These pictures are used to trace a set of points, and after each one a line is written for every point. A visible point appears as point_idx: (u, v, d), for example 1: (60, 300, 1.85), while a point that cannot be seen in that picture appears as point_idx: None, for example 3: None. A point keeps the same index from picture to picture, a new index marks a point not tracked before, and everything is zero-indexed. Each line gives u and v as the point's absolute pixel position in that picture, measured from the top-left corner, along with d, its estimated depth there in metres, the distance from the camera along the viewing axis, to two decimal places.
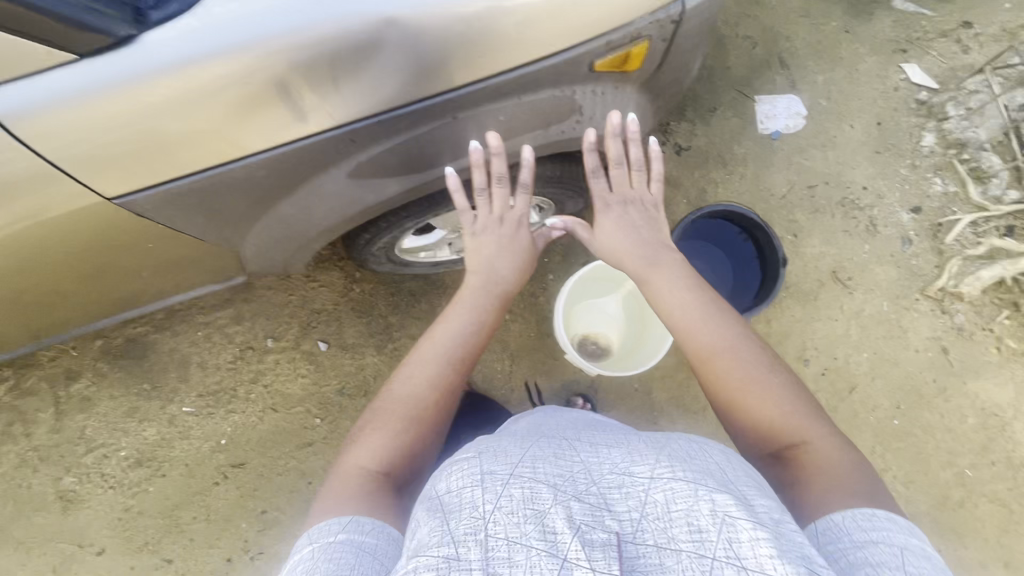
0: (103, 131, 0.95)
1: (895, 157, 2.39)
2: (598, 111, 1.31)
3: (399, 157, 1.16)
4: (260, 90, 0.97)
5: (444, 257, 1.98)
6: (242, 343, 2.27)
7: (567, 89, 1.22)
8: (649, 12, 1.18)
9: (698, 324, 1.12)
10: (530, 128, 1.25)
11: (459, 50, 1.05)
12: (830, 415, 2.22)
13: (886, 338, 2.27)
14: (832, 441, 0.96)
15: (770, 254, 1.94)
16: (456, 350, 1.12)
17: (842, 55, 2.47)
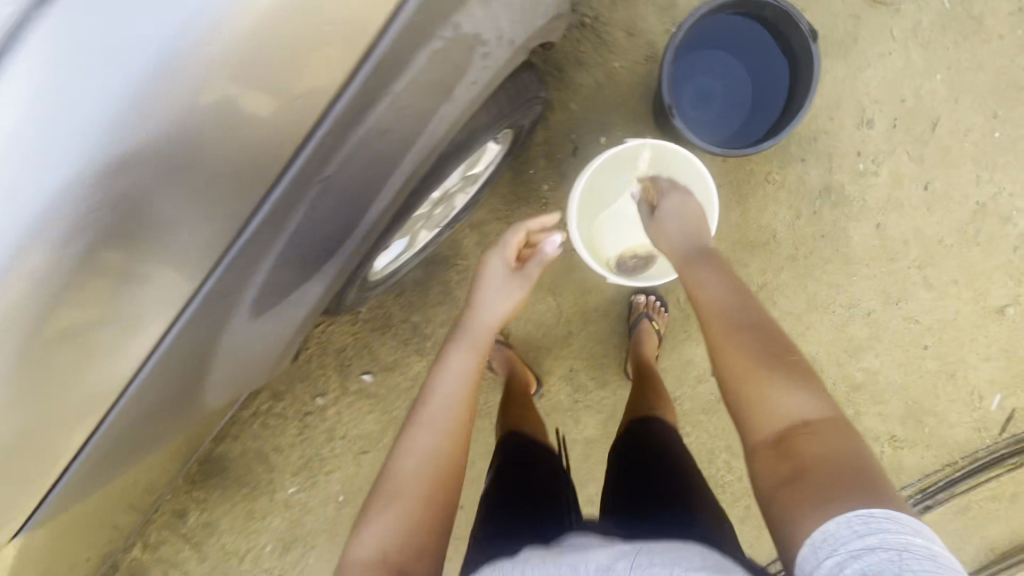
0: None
1: None
2: (497, 23, 0.97)
3: (303, 242, 0.97)
4: (61, 329, 0.76)
5: (423, 239, 1.69)
6: (298, 414, 2.17)
7: (444, 31, 0.87)
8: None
9: (719, 312, 1.10)
10: (428, 101, 0.93)
11: (273, 78, 0.72)
12: (919, 167, 1.87)
13: (958, 43, 1.80)
14: (839, 433, 0.90)
15: (795, 36, 1.52)
16: (451, 411, 1.14)
17: None
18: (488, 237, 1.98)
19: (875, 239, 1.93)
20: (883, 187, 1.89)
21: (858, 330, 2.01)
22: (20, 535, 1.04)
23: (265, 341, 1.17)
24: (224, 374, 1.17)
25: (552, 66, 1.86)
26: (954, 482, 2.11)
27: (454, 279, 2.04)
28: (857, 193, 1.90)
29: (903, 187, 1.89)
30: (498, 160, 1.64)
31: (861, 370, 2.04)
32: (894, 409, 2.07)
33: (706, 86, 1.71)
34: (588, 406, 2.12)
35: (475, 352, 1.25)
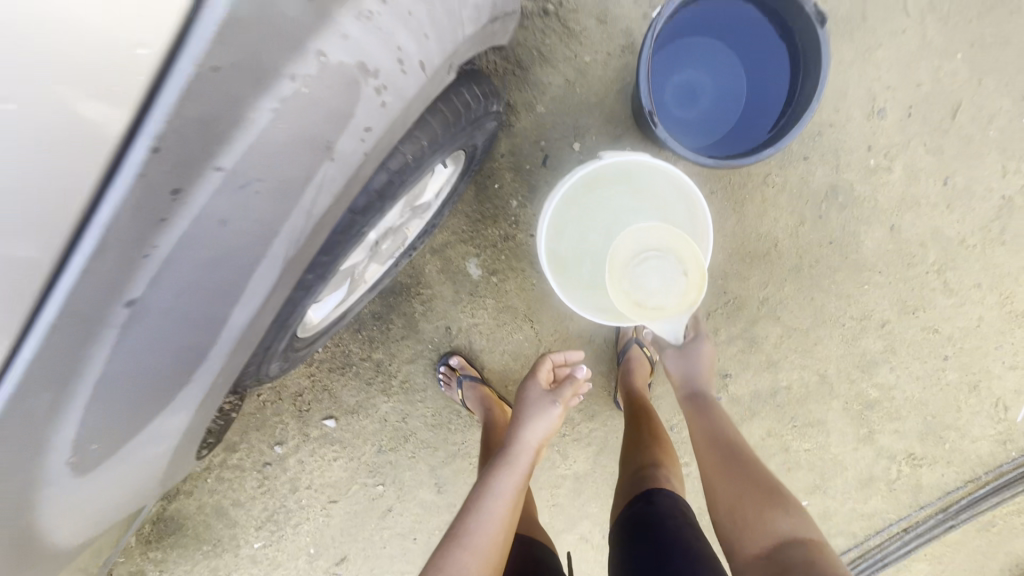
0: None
1: None
2: (387, 33, 0.73)
3: (167, 329, 0.77)
4: None
5: (368, 284, 1.45)
6: (257, 464, 1.97)
7: (298, 54, 0.65)
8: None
9: (725, 440, 1.30)
10: (291, 145, 0.70)
11: (30, 121, 0.56)
12: (938, 160, 1.65)
13: (982, 15, 1.55)
14: (821, 553, 1.06)
15: (802, 38, 1.30)
16: (495, 536, 1.16)
17: None
18: (453, 263, 1.76)
19: (888, 244, 1.71)
20: (896, 186, 1.67)
21: (871, 343, 1.80)
22: None
23: (167, 432, 0.98)
24: (94, 486, 0.94)
25: (514, 65, 1.61)
26: (976, 501, 1.90)
27: (418, 311, 1.81)
28: (868, 193, 1.67)
29: (918, 184, 1.67)
30: (452, 181, 1.40)
31: (875, 386, 1.84)
32: (912, 426, 1.87)
33: (692, 80, 1.46)
34: (577, 440, 1.93)
35: (518, 476, 1.27)
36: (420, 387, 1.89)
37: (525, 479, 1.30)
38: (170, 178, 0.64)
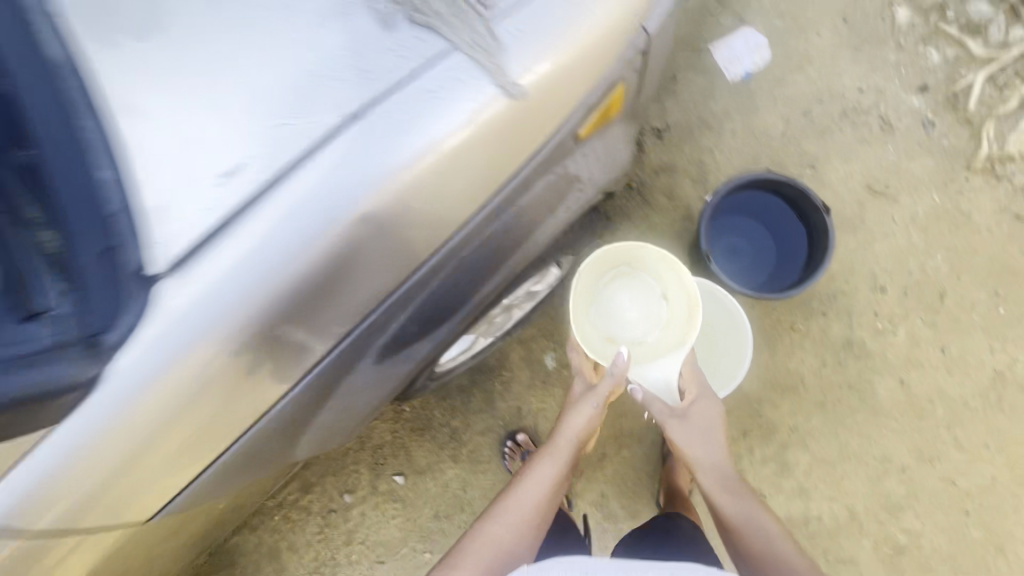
0: (66, 468, 0.68)
1: (878, 45, 2.20)
2: (592, 168, 1.15)
3: (417, 323, 1.00)
4: (245, 359, 0.74)
5: (478, 347, 1.85)
6: (322, 510, 2.16)
7: (561, 167, 1.02)
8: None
9: (773, 557, 1.08)
10: (531, 215, 1.04)
11: (452, 169, 0.77)
12: (933, 332, 2.06)
13: (954, 231, 2.10)
14: None
15: (815, 221, 1.85)
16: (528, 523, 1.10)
17: None
18: (533, 353, 2.17)
19: (899, 395, 2.04)
20: (901, 347, 2.06)
21: (894, 486, 2.00)
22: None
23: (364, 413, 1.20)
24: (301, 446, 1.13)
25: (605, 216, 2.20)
26: None
27: (497, 389, 2.17)
28: (878, 350, 2.06)
29: (920, 348, 2.06)
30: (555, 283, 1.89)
31: (903, 531, 1.98)
32: None
33: (734, 243, 2.01)
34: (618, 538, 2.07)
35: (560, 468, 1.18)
36: (484, 460, 2.15)
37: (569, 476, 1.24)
38: (482, 223, 0.91)
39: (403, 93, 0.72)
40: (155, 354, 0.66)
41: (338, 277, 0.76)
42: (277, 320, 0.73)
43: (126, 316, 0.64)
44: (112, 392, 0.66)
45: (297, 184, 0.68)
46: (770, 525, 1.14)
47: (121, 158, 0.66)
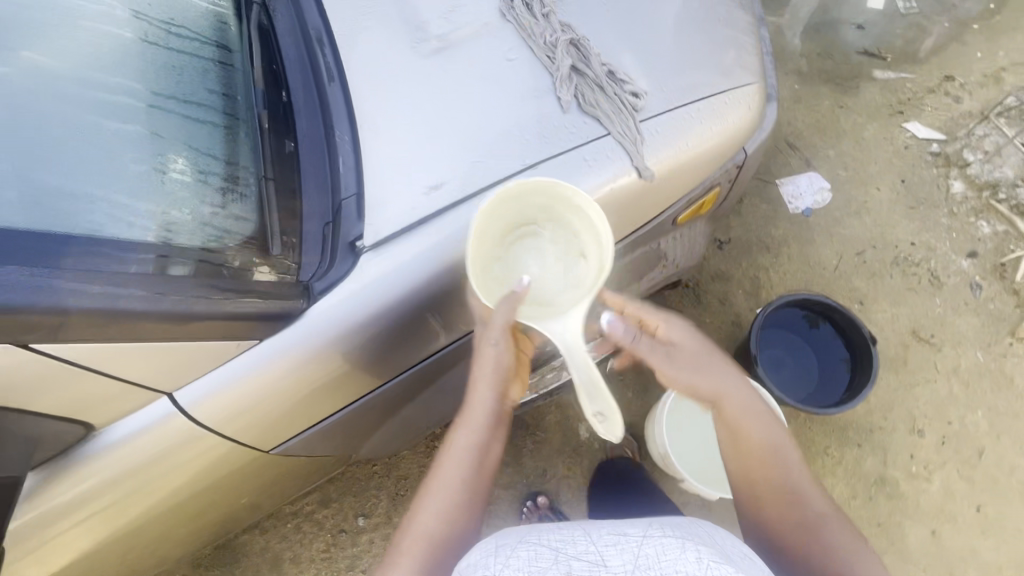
0: (259, 381, 0.83)
1: (931, 208, 2.42)
2: (677, 251, 1.33)
3: (513, 343, 1.17)
4: (400, 329, 0.92)
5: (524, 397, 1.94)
6: (333, 528, 2.17)
7: (655, 242, 1.21)
8: (724, 89, 1.12)
9: (774, 474, 0.90)
10: (624, 274, 1.22)
11: None
12: (969, 487, 2.06)
13: (996, 391, 2.16)
14: None
15: (861, 351, 1.97)
16: (462, 504, 0.87)
17: (844, 128, 2.61)
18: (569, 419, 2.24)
19: (930, 545, 2.00)
20: (936, 496, 2.05)
21: None
22: (167, 526, 1.09)
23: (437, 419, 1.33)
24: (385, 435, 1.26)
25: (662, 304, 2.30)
26: None
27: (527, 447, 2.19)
28: (912, 493, 2.06)
29: (954, 502, 2.05)
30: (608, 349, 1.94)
31: None
32: None
33: (778, 355, 2.12)
34: None
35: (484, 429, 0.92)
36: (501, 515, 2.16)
37: (496, 435, 0.94)
38: None
39: (566, 159, 0.95)
40: (347, 307, 0.84)
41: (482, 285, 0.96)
42: (433, 305, 0.92)
43: (333, 273, 0.84)
44: (309, 329, 0.83)
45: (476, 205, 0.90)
46: (779, 439, 0.94)
47: (360, 162, 0.90)
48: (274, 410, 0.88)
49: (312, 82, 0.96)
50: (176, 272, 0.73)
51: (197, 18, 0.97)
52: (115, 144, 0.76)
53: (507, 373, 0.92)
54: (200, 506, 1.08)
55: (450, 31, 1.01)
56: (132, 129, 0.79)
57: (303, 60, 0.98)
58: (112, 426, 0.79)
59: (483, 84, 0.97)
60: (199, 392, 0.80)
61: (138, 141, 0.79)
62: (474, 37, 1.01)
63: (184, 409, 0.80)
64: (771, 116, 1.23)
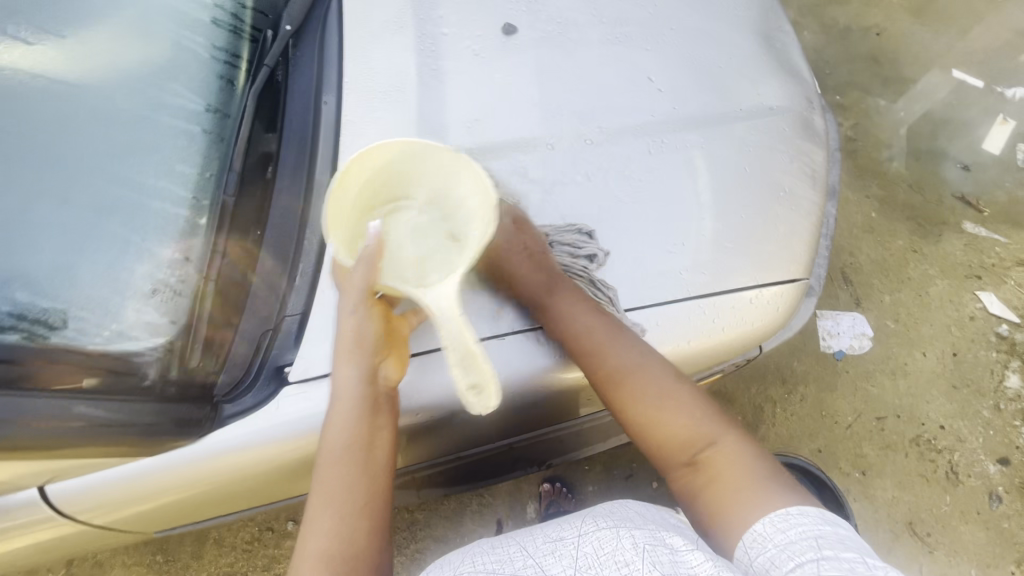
0: (135, 486, 0.78)
1: (975, 395, 2.13)
2: None
3: (447, 476, 1.07)
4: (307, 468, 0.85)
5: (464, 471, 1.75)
6: (263, 521, 1.71)
7: None
8: (753, 283, 1.00)
9: (669, 411, 0.84)
10: (588, 433, 1.10)
11: (542, 396, 0.91)
12: None
13: None
14: (729, 457, 0.79)
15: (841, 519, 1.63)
16: (354, 504, 0.71)
17: (909, 275, 2.27)
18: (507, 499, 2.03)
19: None
20: None
21: None
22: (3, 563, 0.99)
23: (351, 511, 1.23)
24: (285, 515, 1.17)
25: None
26: None
27: (471, 508, 1.86)
28: None
29: None
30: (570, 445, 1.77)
31: None
32: None
33: None
34: None
35: (360, 414, 0.74)
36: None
37: (373, 420, 0.75)
38: (543, 431, 1.01)
39: (547, 333, 0.90)
40: (250, 440, 0.78)
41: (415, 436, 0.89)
42: None
43: (248, 400, 0.79)
44: (204, 451, 0.77)
45: (431, 363, 0.85)
46: (667, 371, 0.86)
47: (317, 287, 0.83)
48: (152, 509, 0.84)
49: (304, 164, 0.89)
50: (43, 392, 0.68)
51: (198, 75, 0.90)
52: (35, 234, 0.72)
53: (374, 348, 0.76)
54: (36, 557, 0.97)
55: (467, 147, 0.94)
56: (64, 213, 0.73)
57: (303, 135, 0.91)
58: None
59: None
60: (76, 487, 0.77)
61: (68, 227, 0.73)
62: (494, 164, 0.94)
63: (57, 498, 0.77)
64: (803, 313, 1.07)
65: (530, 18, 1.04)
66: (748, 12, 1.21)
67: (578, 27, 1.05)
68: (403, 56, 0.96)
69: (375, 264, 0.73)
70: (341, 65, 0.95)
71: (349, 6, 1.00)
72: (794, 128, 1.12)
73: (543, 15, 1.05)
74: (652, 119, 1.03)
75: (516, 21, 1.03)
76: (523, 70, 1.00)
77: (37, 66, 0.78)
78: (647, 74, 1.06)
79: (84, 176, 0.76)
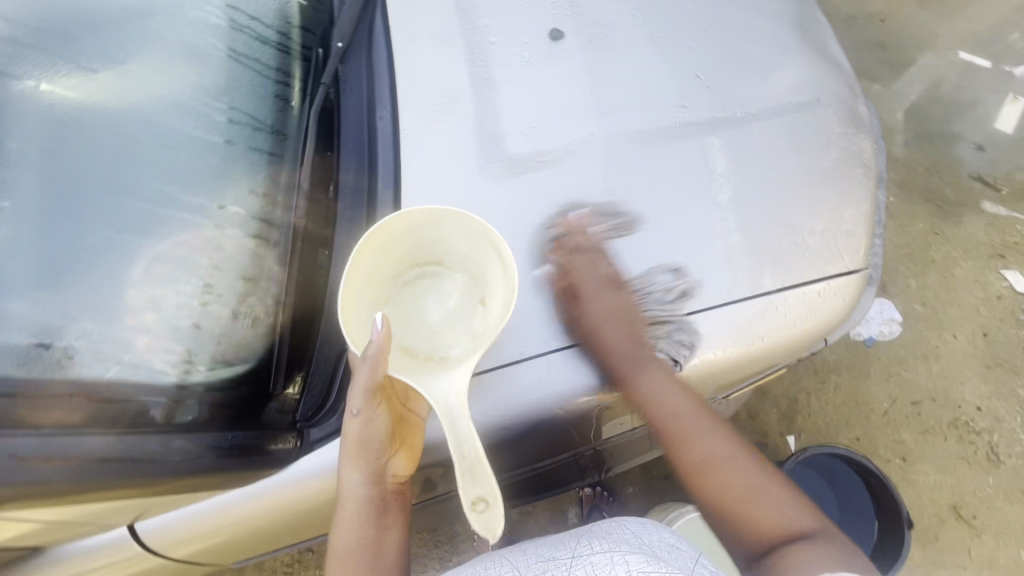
0: (220, 520, 0.80)
1: (1010, 373, 2.00)
2: (723, 413, 1.19)
3: (517, 489, 1.05)
4: None
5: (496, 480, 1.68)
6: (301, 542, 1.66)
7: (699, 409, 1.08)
8: (819, 276, 1.00)
9: (747, 498, 0.81)
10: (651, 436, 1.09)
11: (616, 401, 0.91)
12: None
13: None
14: (819, 554, 0.74)
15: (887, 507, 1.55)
16: None
17: (934, 258, 2.11)
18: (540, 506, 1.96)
19: None
20: None
21: None
22: None
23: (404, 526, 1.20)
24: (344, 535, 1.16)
25: None
26: None
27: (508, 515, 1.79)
28: None
29: None
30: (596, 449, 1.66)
31: None
32: None
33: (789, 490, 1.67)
34: None
35: (365, 518, 0.76)
36: None
37: (382, 521, 0.77)
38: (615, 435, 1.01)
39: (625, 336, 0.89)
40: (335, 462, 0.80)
41: (501, 447, 0.89)
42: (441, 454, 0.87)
43: (333, 422, 0.81)
44: (290, 477, 0.80)
45: (518, 371, 0.86)
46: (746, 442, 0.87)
47: None
48: (233, 539, 0.85)
49: (364, 178, 0.89)
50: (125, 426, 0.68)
51: (256, 95, 0.90)
52: (107, 264, 0.72)
53: (377, 449, 0.74)
54: None
55: (526, 154, 0.93)
56: (145, 245, 0.75)
57: (361, 148, 0.90)
58: (48, 541, 0.73)
59: (550, 231, 0.90)
60: (164, 520, 0.79)
61: (142, 255, 0.74)
62: (552, 168, 0.93)
63: (145, 532, 0.79)
64: (865, 304, 1.06)
65: (575, 22, 1.03)
66: (784, 4, 1.21)
67: (622, 28, 1.05)
68: (454, 67, 0.96)
69: (381, 363, 0.65)
70: (393, 76, 0.94)
71: (395, 18, 0.99)
72: (840, 117, 1.12)
73: (586, 19, 1.04)
74: (703, 114, 1.03)
75: (563, 26, 1.02)
76: (573, 73, 0.99)
77: (86, 89, 0.76)
78: (694, 70, 1.05)
79: (159, 205, 0.77)
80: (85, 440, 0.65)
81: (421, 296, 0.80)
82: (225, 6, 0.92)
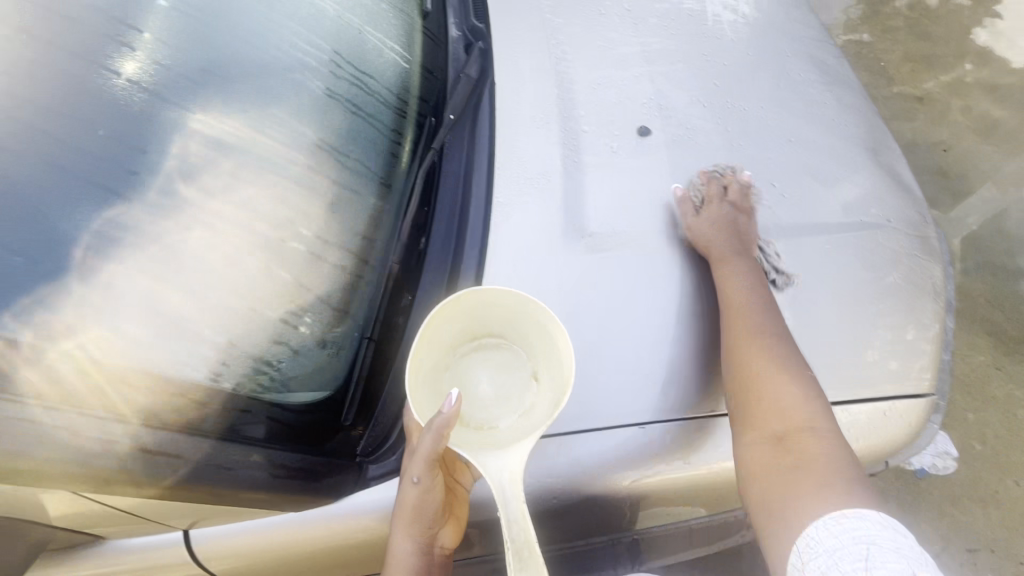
0: (271, 541, 0.83)
1: None
2: None
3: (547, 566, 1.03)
4: None
5: None
6: None
7: (742, 512, 1.05)
8: (884, 396, 0.99)
9: (781, 384, 0.83)
10: (693, 532, 1.05)
11: (664, 489, 0.91)
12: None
13: None
14: (825, 460, 0.76)
15: None
16: None
17: (994, 393, 2.01)
18: None
19: None
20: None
21: None
22: None
23: None
24: None
25: None
26: None
27: None
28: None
29: None
30: None
31: None
32: None
33: None
34: None
35: None
36: None
37: None
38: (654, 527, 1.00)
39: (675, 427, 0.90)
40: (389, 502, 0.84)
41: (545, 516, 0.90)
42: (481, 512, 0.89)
43: (391, 461, 0.85)
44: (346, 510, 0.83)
45: (574, 440, 0.89)
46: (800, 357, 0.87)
47: None
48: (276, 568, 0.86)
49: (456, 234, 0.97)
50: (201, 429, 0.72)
51: (374, 149, 1.02)
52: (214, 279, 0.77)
53: (430, 517, 0.76)
54: None
55: (607, 233, 0.99)
56: (257, 268, 0.82)
57: (457, 205, 0.99)
58: (115, 532, 0.78)
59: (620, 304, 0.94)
60: (225, 532, 0.82)
61: (245, 277, 0.80)
62: (630, 248, 0.98)
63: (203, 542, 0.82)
64: (931, 432, 1.03)
65: (661, 123, 1.13)
66: (859, 130, 1.27)
67: (704, 133, 1.13)
68: (550, 149, 1.05)
69: (444, 434, 0.68)
70: (493, 148, 1.05)
71: (501, 98, 1.11)
72: (910, 240, 1.14)
73: (672, 121, 1.13)
74: (775, 219, 1.07)
75: (650, 124, 1.12)
76: (656, 167, 1.07)
77: (229, 125, 0.84)
78: (770, 180, 1.12)
79: (275, 234, 0.84)
80: (159, 434, 0.68)
81: (478, 368, 0.84)
82: (358, 72, 1.06)
